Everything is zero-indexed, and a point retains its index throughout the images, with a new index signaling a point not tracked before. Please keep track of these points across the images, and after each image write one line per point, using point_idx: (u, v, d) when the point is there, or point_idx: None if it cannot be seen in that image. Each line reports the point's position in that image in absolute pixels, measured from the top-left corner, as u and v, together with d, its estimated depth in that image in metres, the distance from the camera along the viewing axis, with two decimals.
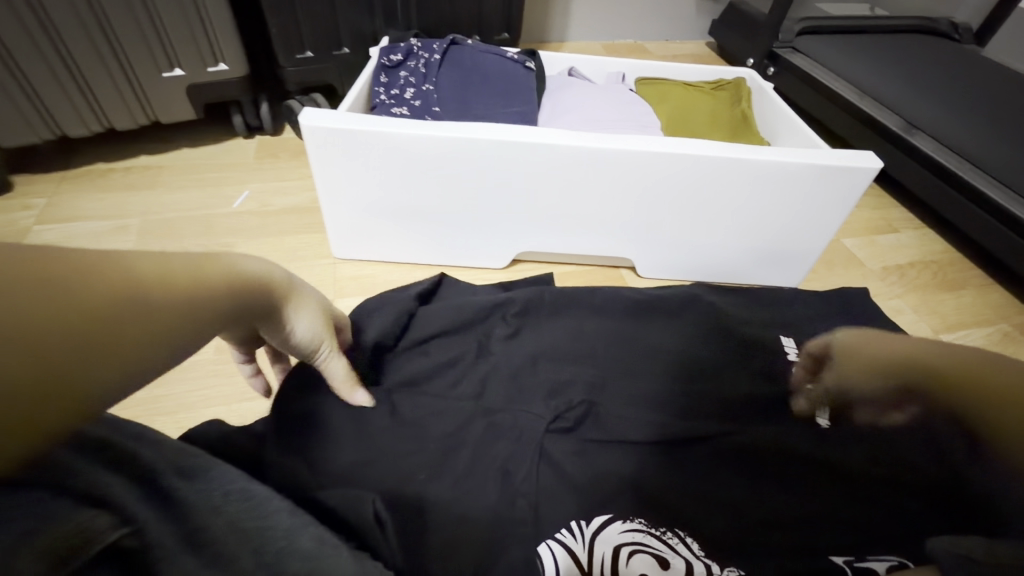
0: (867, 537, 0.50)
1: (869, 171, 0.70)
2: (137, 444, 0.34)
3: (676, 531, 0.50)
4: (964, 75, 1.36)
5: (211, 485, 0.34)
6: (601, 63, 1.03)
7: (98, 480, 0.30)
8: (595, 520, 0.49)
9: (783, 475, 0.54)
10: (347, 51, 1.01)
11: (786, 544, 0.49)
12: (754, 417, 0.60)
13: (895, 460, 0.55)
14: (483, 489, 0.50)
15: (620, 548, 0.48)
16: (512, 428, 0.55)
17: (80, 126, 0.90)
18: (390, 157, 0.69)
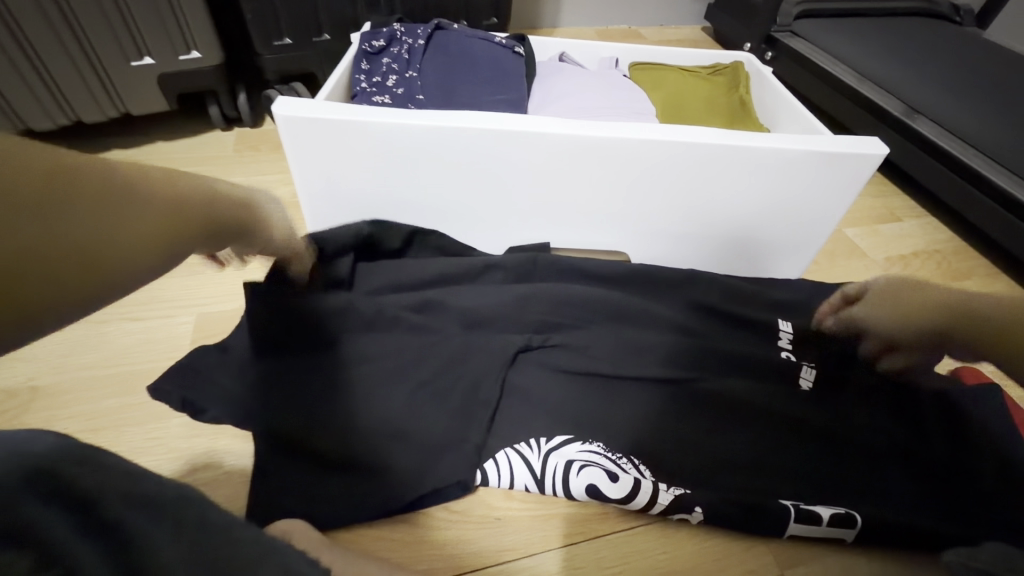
0: (827, 485, 0.56)
1: (874, 158, 0.66)
2: (71, 467, 0.30)
3: (631, 458, 0.56)
4: (966, 58, 1.32)
5: (168, 527, 0.31)
6: (594, 47, 0.98)
7: (35, 519, 0.26)
8: (555, 439, 0.57)
9: (753, 427, 0.59)
10: (327, 37, 0.97)
11: (747, 489, 0.55)
12: (733, 370, 0.63)
13: (860, 415, 0.60)
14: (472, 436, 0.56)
15: (573, 462, 0.57)
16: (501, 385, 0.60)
17: (46, 119, 0.85)
18: (370, 149, 0.65)
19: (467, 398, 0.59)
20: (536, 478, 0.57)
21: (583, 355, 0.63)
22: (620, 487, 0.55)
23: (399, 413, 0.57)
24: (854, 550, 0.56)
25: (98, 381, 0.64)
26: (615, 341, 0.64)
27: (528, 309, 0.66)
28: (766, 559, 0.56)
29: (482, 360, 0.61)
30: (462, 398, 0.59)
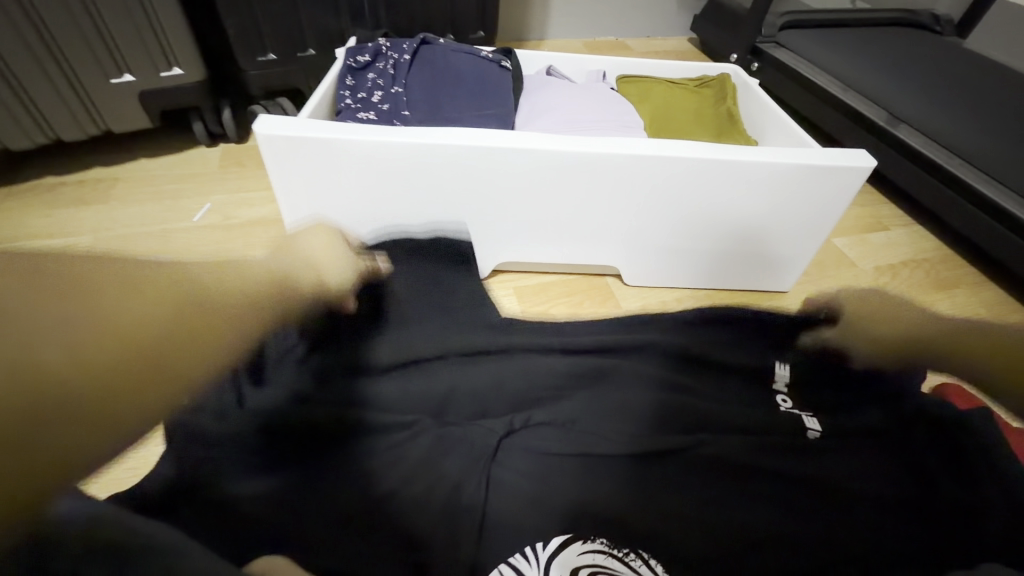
0: (850, 555, 0.46)
1: (862, 171, 0.66)
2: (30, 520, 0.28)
3: (639, 552, 0.46)
4: (948, 67, 1.34)
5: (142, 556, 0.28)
6: (581, 61, 0.98)
7: None
8: (552, 542, 0.46)
9: (766, 492, 0.50)
10: (312, 52, 0.96)
11: (765, 565, 0.45)
12: (730, 430, 0.56)
13: (878, 478, 0.51)
14: (422, 505, 0.47)
15: (577, 571, 0.44)
16: (464, 439, 0.52)
17: (25, 139, 0.84)
18: (353, 166, 0.64)
19: (458, 473, 0.49)
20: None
21: (555, 414, 0.56)
22: None
23: (363, 499, 0.46)
24: None
25: None
26: (595, 402, 0.57)
27: (521, 375, 0.59)
28: None
29: (472, 430, 0.53)
30: (451, 478, 0.49)
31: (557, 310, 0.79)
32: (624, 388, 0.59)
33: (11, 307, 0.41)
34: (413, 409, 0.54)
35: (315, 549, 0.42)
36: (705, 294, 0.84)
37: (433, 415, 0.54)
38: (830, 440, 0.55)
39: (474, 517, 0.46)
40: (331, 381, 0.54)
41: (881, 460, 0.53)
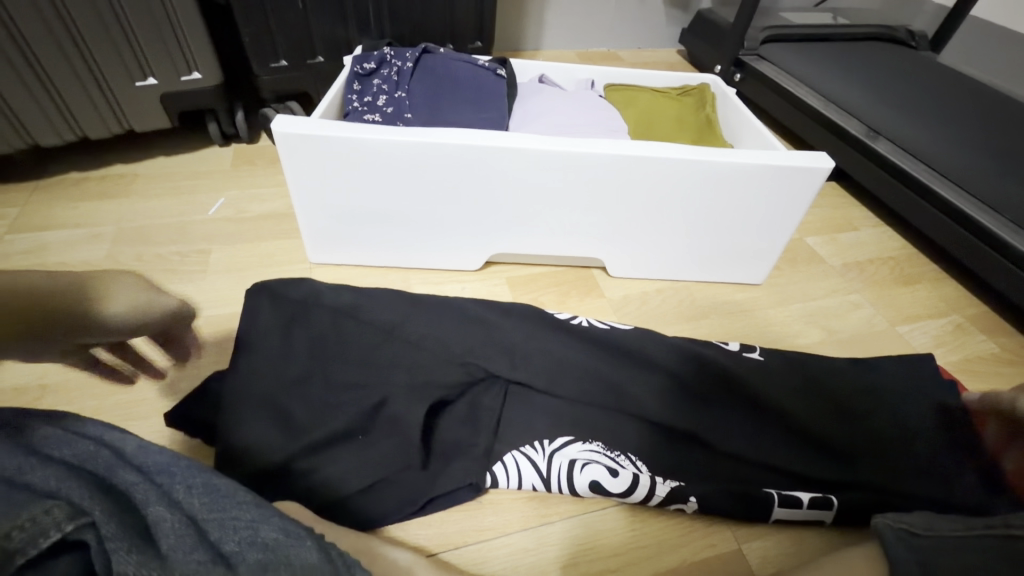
0: (800, 474, 0.62)
1: (822, 171, 0.73)
2: (101, 444, 0.35)
3: (628, 454, 0.63)
4: (919, 81, 1.42)
5: (170, 480, 0.35)
6: (571, 70, 1.06)
7: (49, 475, 0.30)
8: (557, 440, 0.63)
9: (739, 425, 0.66)
10: (321, 60, 1.03)
11: (729, 477, 0.62)
12: (713, 382, 0.69)
13: (831, 422, 0.67)
14: (471, 432, 0.63)
15: (576, 461, 0.62)
16: (483, 372, 0.67)
17: (53, 136, 0.90)
18: (361, 164, 0.71)
19: (470, 408, 0.65)
20: (542, 477, 0.61)
21: (548, 355, 0.70)
22: (620, 482, 0.60)
23: (393, 432, 0.61)
24: (805, 526, 0.61)
25: (103, 379, 0.67)
26: (581, 359, 0.70)
27: (511, 327, 0.73)
28: (724, 533, 0.60)
29: (479, 373, 0.67)
30: (472, 404, 0.65)
31: (547, 299, 0.85)
32: (589, 358, 0.70)
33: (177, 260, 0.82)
34: (438, 354, 0.68)
35: (363, 461, 0.58)
36: (684, 286, 0.90)
37: (455, 354, 0.68)
38: (793, 397, 0.69)
39: (491, 428, 0.63)
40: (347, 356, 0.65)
41: (831, 412, 0.68)
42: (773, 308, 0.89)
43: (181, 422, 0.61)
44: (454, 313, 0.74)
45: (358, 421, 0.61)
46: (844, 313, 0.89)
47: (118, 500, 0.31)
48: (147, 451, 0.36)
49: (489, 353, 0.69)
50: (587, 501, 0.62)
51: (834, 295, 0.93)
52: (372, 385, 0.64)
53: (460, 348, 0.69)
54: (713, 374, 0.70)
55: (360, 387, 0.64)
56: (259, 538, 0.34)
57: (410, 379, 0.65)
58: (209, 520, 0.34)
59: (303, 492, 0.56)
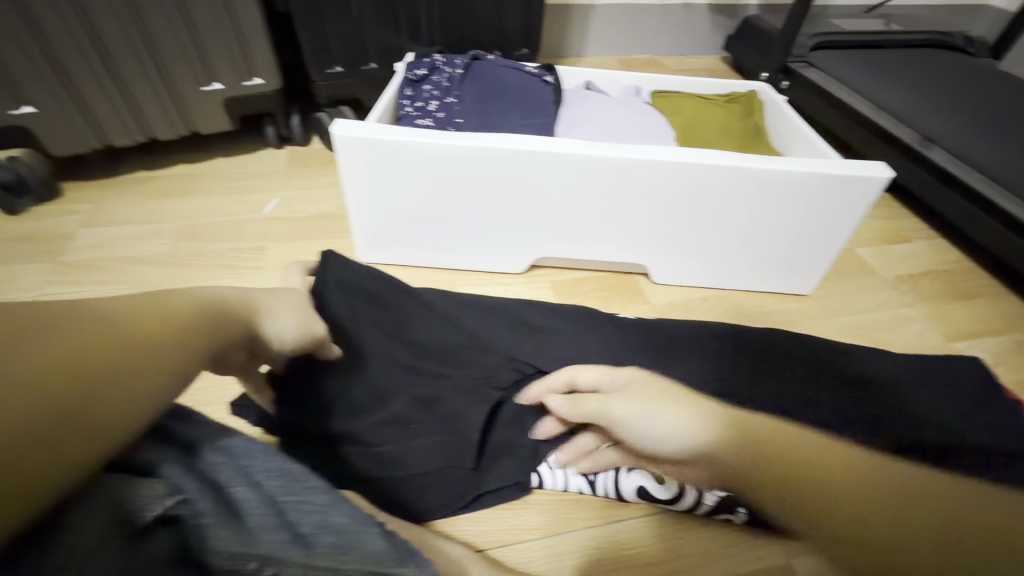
0: None
1: (881, 181, 0.71)
2: (179, 419, 0.37)
3: None
4: (979, 89, 1.36)
5: (250, 460, 0.37)
6: (617, 77, 1.06)
7: (150, 451, 0.33)
8: None
9: None
10: (373, 66, 1.07)
11: None
12: (760, 396, 0.70)
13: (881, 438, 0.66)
14: (516, 432, 0.64)
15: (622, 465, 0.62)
16: (529, 375, 0.69)
17: (125, 137, 0.96)
18: (415, 166, 0.73)
19: (517, 408, 0.66)
20: (589, 480, 0.61)
21: (595, 362, 0.71)
22: (667, 487, 0.60)
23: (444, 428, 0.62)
24: None
25: None
26: (627, 368, 0.71)
27: (560, 331, 0.74)
28: (774, 547, 0.59)
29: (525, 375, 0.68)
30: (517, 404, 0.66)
31: (590, 303, 0.86)
32: (636, 368, 0.71)
33: (237, 257, 0.87)
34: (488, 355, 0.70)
35: (413, 455, 0.60)
36: (729, 294, 0.89)
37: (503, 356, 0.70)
38: (841, 413, 0.69)
39: (536, 428, 0.64)
40: (406, 357, 0.67)
41: (882, 428, 0.67)
42: (823, 319, 0.87)
43: (241, 411, 0.63)
44: (501, 314, 0.76)
45: (409, 415, 0.62)
46: (897, 327, 0.87)
47: (206, 479, 0.34)
48: (223, 432, 0.38)
49: (534, 357, 0.70)
50: (632, 507, 0.62)
51: (885, 308, 0.90)
52: (424, 383, 0.65)
53: (510, 352, 0.71)
54: (761, 388, 0.70)
55: (411, 382, 0.65)
56: (331, 522, 0.36)
57: (462, 377, 0.67)
58: (288, 502, 0.36)
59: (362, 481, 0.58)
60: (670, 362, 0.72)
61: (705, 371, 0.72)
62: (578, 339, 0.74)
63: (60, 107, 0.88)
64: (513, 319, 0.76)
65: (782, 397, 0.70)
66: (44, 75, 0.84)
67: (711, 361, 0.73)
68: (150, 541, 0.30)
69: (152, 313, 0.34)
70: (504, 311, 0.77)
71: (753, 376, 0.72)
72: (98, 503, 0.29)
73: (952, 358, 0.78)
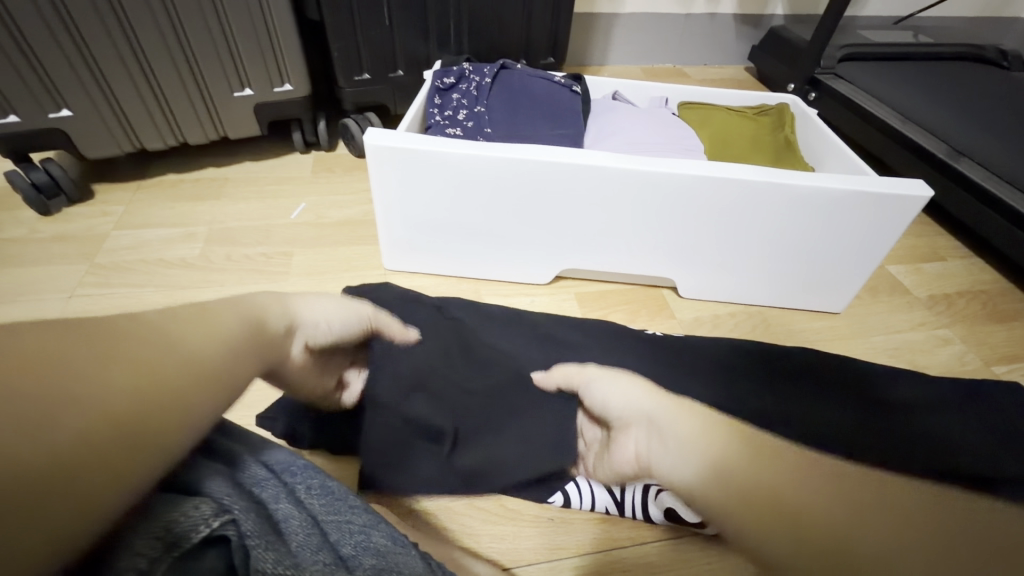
0: None
1: (920, 199, 0.69)
2: (229, 439, 0.39)
3: None
4: (1014, 103, 1.33)
5: (293, 477, 0.40)
6: (644, 87, 1.05)
7: (195, 467, 0.34)
8: None
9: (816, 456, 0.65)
10: (400, 74, 1.07)
11: None
12: (788, 415, 0.68)
13: (913, 464, 0.65)
14: (536, 444, 0.64)
15: (650, 486, 0.61)
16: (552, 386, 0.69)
17: (157, 140, 0.97)
18: (445, 176, 0.72)
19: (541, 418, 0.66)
20: (616, 499, 0.60)
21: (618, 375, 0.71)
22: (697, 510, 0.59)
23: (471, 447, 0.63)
24: None
25: None
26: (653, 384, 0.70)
27: (584, 345, 0.74)
28: None
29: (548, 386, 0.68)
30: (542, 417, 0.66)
31: (616, 316, 0.85)
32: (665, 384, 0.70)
33: (264, 262, 0.87)
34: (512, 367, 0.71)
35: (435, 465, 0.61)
36: (757, 310, 0.88)
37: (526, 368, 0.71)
38: (875, 438, 0.67)
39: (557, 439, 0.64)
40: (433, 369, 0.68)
41: (916, 454, 0.66)
42: (853, 338, 0.85)
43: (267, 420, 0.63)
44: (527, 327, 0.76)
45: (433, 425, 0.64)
46: (931, 349, 0.85)
47: (251, 496, 0.36)
48: (263, 447, 0.41)
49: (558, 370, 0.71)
50: (660, 528, 0.60)
51: (919, 328, 0.88)
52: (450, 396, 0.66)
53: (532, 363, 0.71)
54: (791, 408, 0.69)
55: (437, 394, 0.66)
56: (372, 543, 0.38)
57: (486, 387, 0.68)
58: (329, 522, 0.38)
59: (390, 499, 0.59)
60: (698, 378, 0.72)
61: (731, 389, 0.71)
62: (603, 353, 0.74)
63: (96, 110, 0.89)
64: (538, 331, 0.76)
65: (813, 419, 0.68)
66: (83, 79, 0.86)
67: (737, 379, 0.72)
68: (200, 559, 0.31)
69: (178, 342, 0.33)
70: (530, 324, 0.77)
71: (783, 394, 0.71)
72: (149, 521, 0.30)
73: (988, 383, 0.76)
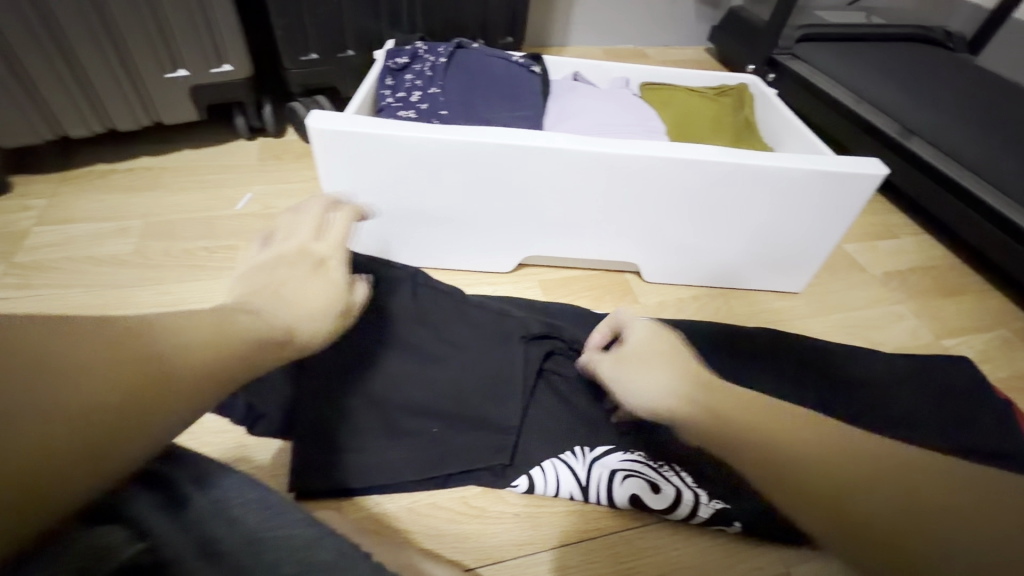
0: None
1: (876, 178, 0.69)
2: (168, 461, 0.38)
3: (673, 466, 0.60)
4: (960, 83, 1.37)
5: (232, 493, 0.38)
6: (605, 67, 1.03)
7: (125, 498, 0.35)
8: (598, 448, 0.61)
9: None
10: (351, 53, 1.01)
11: None
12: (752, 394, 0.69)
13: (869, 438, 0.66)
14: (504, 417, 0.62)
15: (616, 471, 0.60)
16: (514, 363, 0.65)
17: (82, 126, 0.89)
18: (397, 160, 0.68)
19: (503, 395, 0.63)
20: (580, 485, 0.59)
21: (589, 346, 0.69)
22: (662, 496, 0.58)
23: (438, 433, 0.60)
24: None
25: None
26: None
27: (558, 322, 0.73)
28: (771, 555, 0.58)
29: (510, 364, 0.65)
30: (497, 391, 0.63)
31: (580, 303, 0.83)
32: None
33: (206, 257, 0.81)
34: (478, 345, 0.67)
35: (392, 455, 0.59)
36: (720, 293, 0.88)
37: (492, 344, 0.67)
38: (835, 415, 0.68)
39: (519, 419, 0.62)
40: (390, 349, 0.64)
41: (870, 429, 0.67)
42: (814, 317, 0.86)
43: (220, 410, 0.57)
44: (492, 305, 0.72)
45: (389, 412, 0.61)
46: (885, 325, 0.87)
47: (183, 519, 0.35)
48: (207, 467, 0.39)
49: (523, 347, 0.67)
50: (628, 516, 0.60)
51: (874, 304, 0.90)
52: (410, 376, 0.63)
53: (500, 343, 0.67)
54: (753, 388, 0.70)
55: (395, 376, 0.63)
56: (316, 555, 0.36)
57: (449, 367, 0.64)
58: (269, 536, 0.36)
59: (344, 490, 0.57)
60: None
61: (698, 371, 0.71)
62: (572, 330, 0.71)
63: (7, 93, 0.81)
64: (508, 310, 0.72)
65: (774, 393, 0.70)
66: None
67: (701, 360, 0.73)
68: None
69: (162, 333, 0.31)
70: (497, 303, 0.73)
71: (745, 375, 0.71)
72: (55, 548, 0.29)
73: (940, 357, 0.78)
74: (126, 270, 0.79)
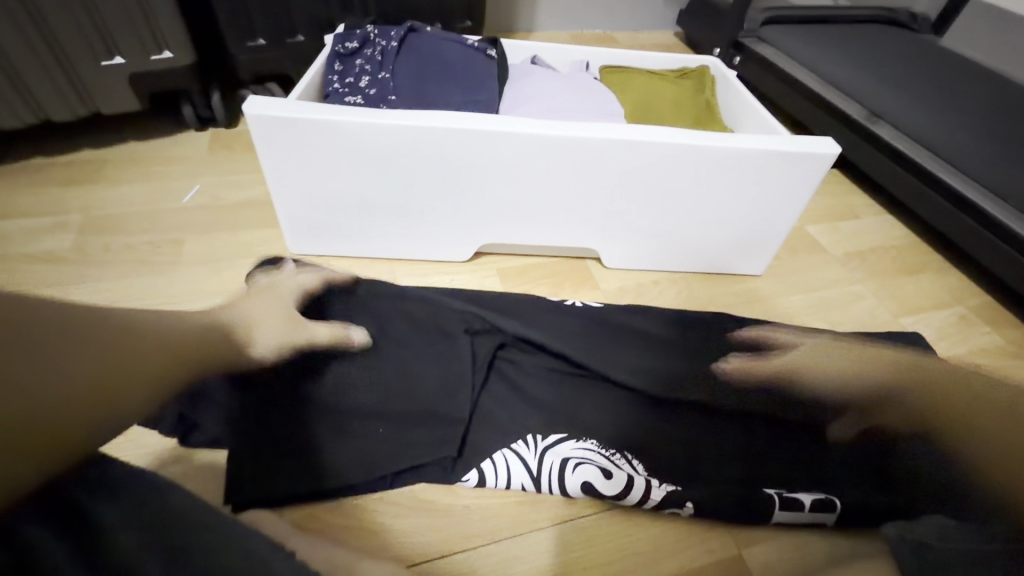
0: (795, 479, 0.60)
1: (828, 157, 0.69)
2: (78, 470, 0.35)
3: (624, 453, 0.61)
4: (922, 64, 1.38)
5: (143, 494, 0.35)
6: (565, 50, 1.01)
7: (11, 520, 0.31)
8: (549, 437, 0.61)
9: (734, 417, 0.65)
10: (301, 39, 0.98)
11: (727, 475, 0.60)
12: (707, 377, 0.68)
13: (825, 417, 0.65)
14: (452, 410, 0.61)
15: (568, 460, 0.59)
16: (463, 357, 0.66)
17: (12, 119, 0.85)
18: (339, 147, 0.66)
19: (452, 388, 0.63)
20: (532, 476, 0.59)
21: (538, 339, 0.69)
22: (615, 483, 0.57)
23: (382, 427, 0.59)
24: (806, 528, 0.58)
25: None
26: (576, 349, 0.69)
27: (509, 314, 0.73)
28: (723, 538, 0.57)
29: (458, 359, 0.66)
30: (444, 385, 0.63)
31: (539, 290, 0.82)
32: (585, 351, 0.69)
33: (149, 252, 0.78)
34: (427, 340, 0.67)
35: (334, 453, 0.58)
36: (681, 277, 0.87)
37: (441, 339, 0.68)
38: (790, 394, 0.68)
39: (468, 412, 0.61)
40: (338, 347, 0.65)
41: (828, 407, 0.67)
42: (773, 299, 0.86)
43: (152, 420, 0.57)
44: (442, 300, 0.72)
45: (333, 410, 0.60)
46: (845, 305, 0.87)
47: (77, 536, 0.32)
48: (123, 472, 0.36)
49: (472, 342, 0.68)
50: (582, 504, 0.59)
51: (834, 285, 0.90)
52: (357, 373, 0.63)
53: (449, 339, 0.68)
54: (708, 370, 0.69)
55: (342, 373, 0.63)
56: (234, 551, 0.33)
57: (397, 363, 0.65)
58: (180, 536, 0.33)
59: (289, 492, 0.55)
60: (617, 343, 0.72)
61: (652, 356, 0.70)
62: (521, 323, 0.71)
63: None
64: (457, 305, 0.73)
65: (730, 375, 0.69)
66: None
67: (656, 345, 0.72)
68: None
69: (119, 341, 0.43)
70: (447, 297, 0.73)
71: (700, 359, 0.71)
72: None
73: (896, 334, 0.79)
74: (62, 266, 0.75)
